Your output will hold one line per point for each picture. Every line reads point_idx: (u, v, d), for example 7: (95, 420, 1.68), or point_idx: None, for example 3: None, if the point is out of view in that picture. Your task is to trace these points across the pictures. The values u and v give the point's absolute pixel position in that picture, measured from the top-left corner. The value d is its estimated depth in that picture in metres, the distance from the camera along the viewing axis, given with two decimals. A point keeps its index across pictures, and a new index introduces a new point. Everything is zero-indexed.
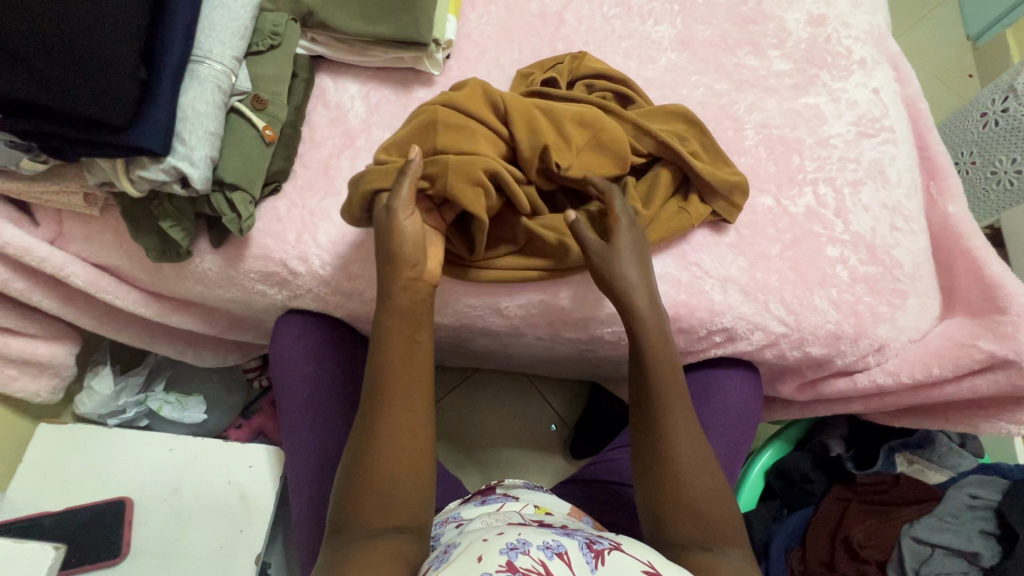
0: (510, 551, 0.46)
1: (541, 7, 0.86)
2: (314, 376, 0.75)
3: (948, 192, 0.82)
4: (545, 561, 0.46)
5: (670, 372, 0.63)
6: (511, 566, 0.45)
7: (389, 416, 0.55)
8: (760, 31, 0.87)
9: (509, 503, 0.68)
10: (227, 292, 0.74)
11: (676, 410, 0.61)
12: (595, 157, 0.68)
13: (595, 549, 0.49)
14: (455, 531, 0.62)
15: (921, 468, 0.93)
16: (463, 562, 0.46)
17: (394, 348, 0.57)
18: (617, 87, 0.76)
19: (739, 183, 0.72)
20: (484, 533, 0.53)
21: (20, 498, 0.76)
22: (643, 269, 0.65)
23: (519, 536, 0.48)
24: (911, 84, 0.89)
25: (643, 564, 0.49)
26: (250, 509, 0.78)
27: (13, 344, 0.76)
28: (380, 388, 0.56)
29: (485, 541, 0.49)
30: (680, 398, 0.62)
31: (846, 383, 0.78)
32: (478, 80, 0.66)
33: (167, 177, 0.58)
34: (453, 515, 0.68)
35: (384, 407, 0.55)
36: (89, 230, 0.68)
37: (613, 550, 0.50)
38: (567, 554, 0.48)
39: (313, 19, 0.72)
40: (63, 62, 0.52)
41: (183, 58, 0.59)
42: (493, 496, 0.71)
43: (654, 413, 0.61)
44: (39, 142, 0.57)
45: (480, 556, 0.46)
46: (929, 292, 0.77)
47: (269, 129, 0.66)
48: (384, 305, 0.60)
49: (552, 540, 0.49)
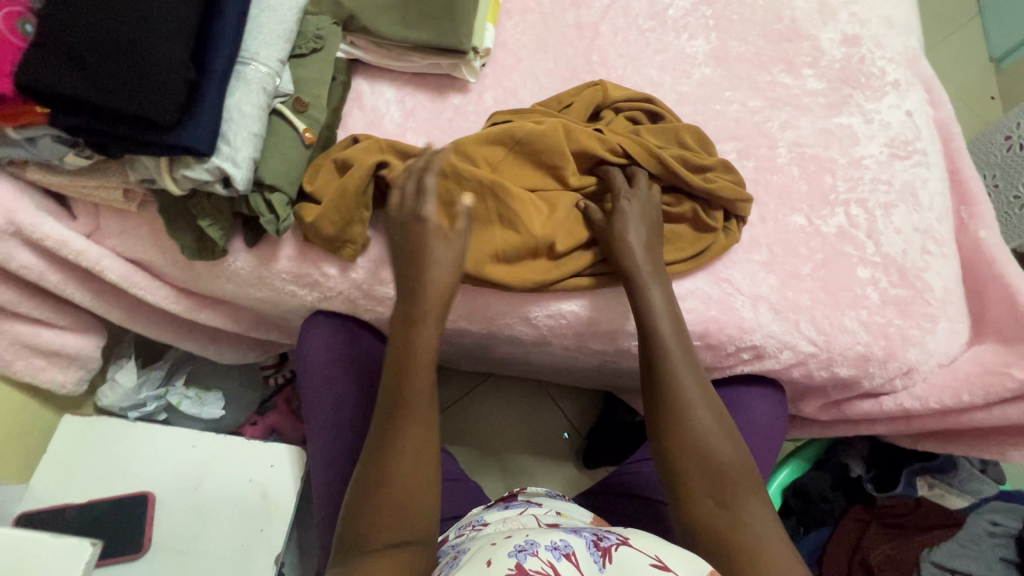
0: (518, 554, 0.47)
1: (576, 18, 0.86)
2: (346, 378, 0.76)
3: (979, 217, 0.82)
4: (553, 562, 0.46)
5: (676, 334, 0.64)
6: (519, 568, 0.45)
7: (404, 434, 0.54)
8: (794, 49, 0.87)
9: (532, 508, 0.69)
10: (257, 292, 0.74)
11: (690, 384, 0.61)
12: (520, 170, 0.70)
13: (602, 547, 0.49)
14: (470, 535, 0.62)
15: (942, 493, 0.91)
16: (472, 566, 0.47)
17: (414, 359, 0.57)
18: (645, 105, 0.77)
19: (746, 198, 0.73)
20: (493, 537, 0.54)
21: (44, 489, 0.76)
22: (649, 235, 0.67)
23: (527, 538, 0.49)
24: (944, 107, 0.89)
25: (650, 558, 0.48)
26: (270, 508, 0.78)
27: (42, 335, 0.76)
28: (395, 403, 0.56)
29: (494, 546, 0.50)
30: (687, 361, 0.63)
31: (870, 405, 0.78)
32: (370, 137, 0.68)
33: (211, 177, 0.59)
34: (477, 519, 0.68)
35: (400, 418, 0.55)
36: (126, 225, 0.69)
37: (621, 545, 0.49)
38: (575, 555, 0.48)
39: (354, 23, 0.73)
40: (116, 62, 0.53)
41: (231, 59, 0.59)
42: (515, 502, 0.71)
43: (661, 382, 0.62)
44: (86, 139, 0.57)
45: (489, 561, 0.47)
46: (959, 317, 0.76)
47: (309, 131, 0.66)
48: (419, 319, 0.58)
49: (559, 540, 0.49)
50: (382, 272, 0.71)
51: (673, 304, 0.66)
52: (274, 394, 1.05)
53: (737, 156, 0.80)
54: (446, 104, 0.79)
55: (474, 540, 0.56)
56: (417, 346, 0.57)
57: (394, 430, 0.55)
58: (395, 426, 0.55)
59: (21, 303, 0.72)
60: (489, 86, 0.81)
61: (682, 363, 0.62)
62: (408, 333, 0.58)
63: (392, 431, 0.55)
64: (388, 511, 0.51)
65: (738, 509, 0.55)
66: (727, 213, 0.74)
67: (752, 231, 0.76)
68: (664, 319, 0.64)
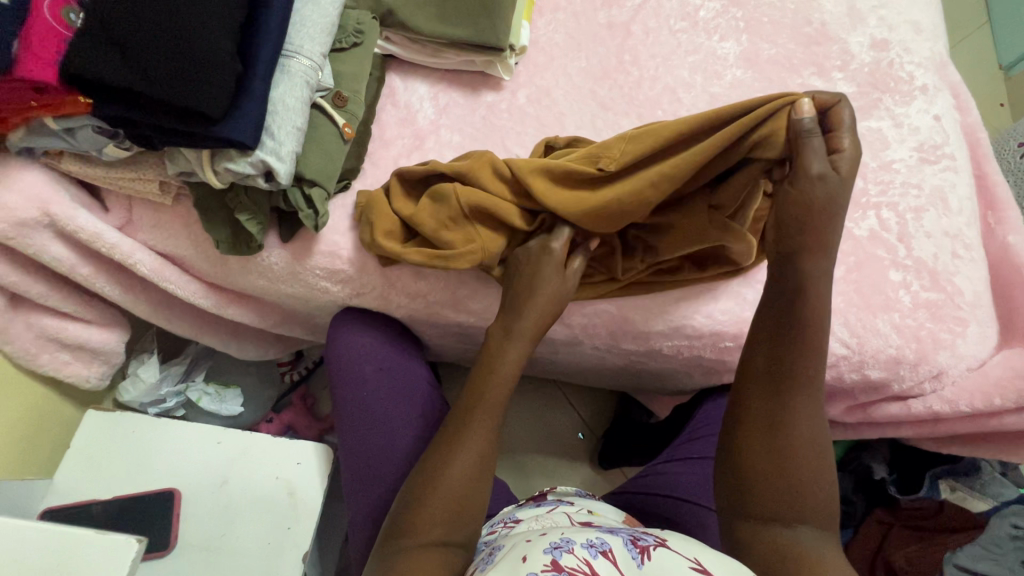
0: (554, 550, 0.47)
1: (608, 17, 0.86)
2: (372, 375, 0.76)
3: (1007, 223, 0.82)
4: (590, 560, 0.46)
5: (803, 352, 0.56)
6: (556, 565, 0.45)
7: (464, 449, 0.56)
8: (824, 52, 0.87)
9: (563, 505, 0.69)
10: (289, 288, 0.73)
11: (801, 408, 0.56)
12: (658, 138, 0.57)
13: (640, 545, 0.49)
14: (502, 533, 0.62)
15: (964, 496, 0.90)
16: (509, 563, 0.48)
17: (493, 372, 0.60)
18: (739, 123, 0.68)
19: None
20: (527, 534, 0.54)
21: (69, 485, 0.76)
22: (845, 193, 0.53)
23: (563, 536, 0.49)
24: (971, 112, 0.89)
25: (690, 560, 0.47)
26: (297, 506, 0.77)
27: (68, 329, 0.75)
28: (461, 415, 0.59)
29: (529, 542, 0.50)
30: (807, 386, 0.57)
31: (899, 408, 0.78)
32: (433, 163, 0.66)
33: (253, 170, 0.58)
34: (510, 516, 0.68)
35: (466, 426, 0.58)
36: (160, 218, 0.68)
37: (659, 546, 0.49)
38: (611, 552, 0.48)
39: (392, 18, 0.73)
40: (164, 53, 0.52)
41: (276, 51, 0.58)
42: (547, 501, 0.72)
43: (780, 398, 0.57)
44: (128, 131, 0.57)
45: (524, 557, 0.47)
46: (989, 321, 0.77)
47: (349, 126, 0.66)
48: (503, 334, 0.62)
49: (595, 538, 0.49)
50: (419, 270, 0.71)
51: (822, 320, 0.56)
52: (289, 391, 1.05)
53: None
54: (479, 101, 0.79)
55: (509, 537, 0.56)
56: (501, 366, 0.60)
57: (458, 432, 0.57)
58: (463, 433, 0.57)
59: (49, 296, 0.71)
60: (523, 84, 0.81)
61: (804, 391, 0.57)
62: (502, 343, 0.62)
63: (455, 434, 0.57)
64: (439, 510, 0.53)
65: (796, 526, 0.54)
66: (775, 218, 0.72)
67: None
68: (799, 335, 0.56)
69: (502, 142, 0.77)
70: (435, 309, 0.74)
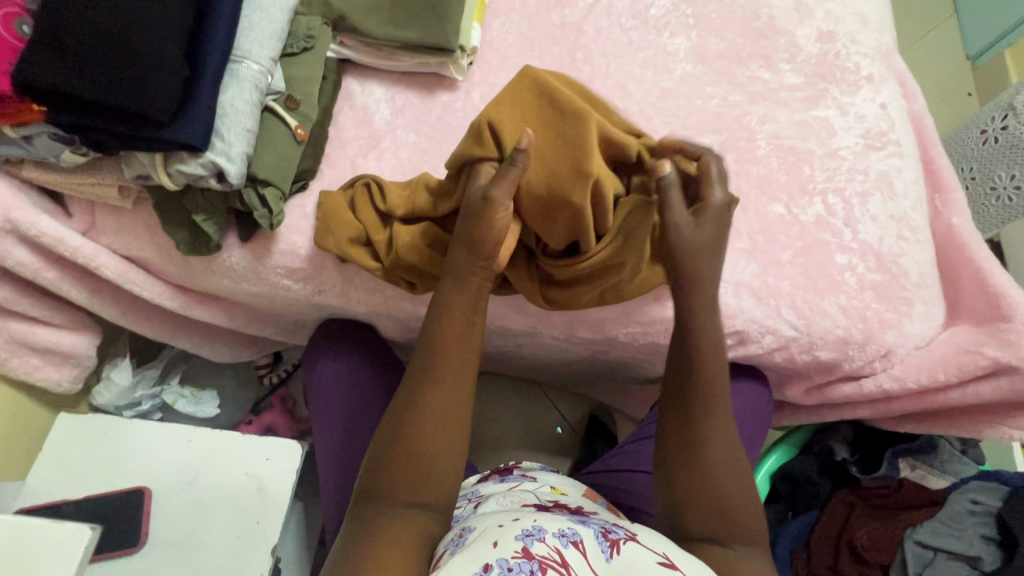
0: (525, 538, 0.48)
1: (561, 18, 0.89)
2: (349, 383, 0.82)
3: (952, 205, 0.84)
4: (560, 549, 0.47)
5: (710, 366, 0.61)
6: (527, 552, 0.46)
7: (416, 424, 0.54)
8: (772, 46, 0.89)
9: (526, 481, 0.72)
10: (252, 287, 0.75)
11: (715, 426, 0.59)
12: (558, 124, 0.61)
13: (610, 539, 0.50)
14: (471, 509, 0.63)
15: (924, 474, 0.96)
16: (478, 544, 0.48)
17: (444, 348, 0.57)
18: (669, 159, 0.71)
19: None
20: (497, 517, 0.54)
21: (42, 486, 0.78)
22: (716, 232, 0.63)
23: (535, 523, 0.49)
24: (917, 100, 0.92)
25: (658, 555, 0.50)
26: (266, 500, 0.79)
27: (37, 333, 0.77)
28: (413, 394, 0.56)
29: (501, 527, 0.50)
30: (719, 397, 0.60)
31: (852, 388, 0.80)
32: (369, 191, 0.70)
33: (205, 171, 0.60)
34: (474, 491, 0.70)
35: (421, 402, 0.55)
36: (121, 222, 0.70)
37: (629, 540, 0.51)
38: (582, 544, 0.49)
39: (344, 23, 0.76)
40: (112, 60, 0.54)
41: (224, 57, 0.61)
42: (511, 475, 0.75)
43: (697, 412, 0.60)
44: (81, 135, 0.59)
45: (496, 541, 0.48)
46: (934, 300, 0.79)
47: (301, 128, 0.68)
48: (449, 284, 0.59)
49: (567, 529, 0.50)
50: None
51: (715, 344, 0.61)
52: (268, 394, 1.07)
53: (718, 149, 0.82)
54: (434, 101, 0.81)
55: (478, 517, 0.56)
56: (453, 347, 0.57)
57: (425, 385, 0.56)
58: (416, 408, 0.55)
59: (17, 301, 0.74)
60: (477, 84, 0.83)
61: (718, 410, 0.60)
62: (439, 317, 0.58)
63: (421, 390, 0.56)
64: (400, 474, 0.53)
65: (731, 545, 0.56)
66: None
67: (733, 220, 0.78)
68: (700, 349, 0.61)
69: (457, 140, 0.79)
70: (395, 303, 0.76)
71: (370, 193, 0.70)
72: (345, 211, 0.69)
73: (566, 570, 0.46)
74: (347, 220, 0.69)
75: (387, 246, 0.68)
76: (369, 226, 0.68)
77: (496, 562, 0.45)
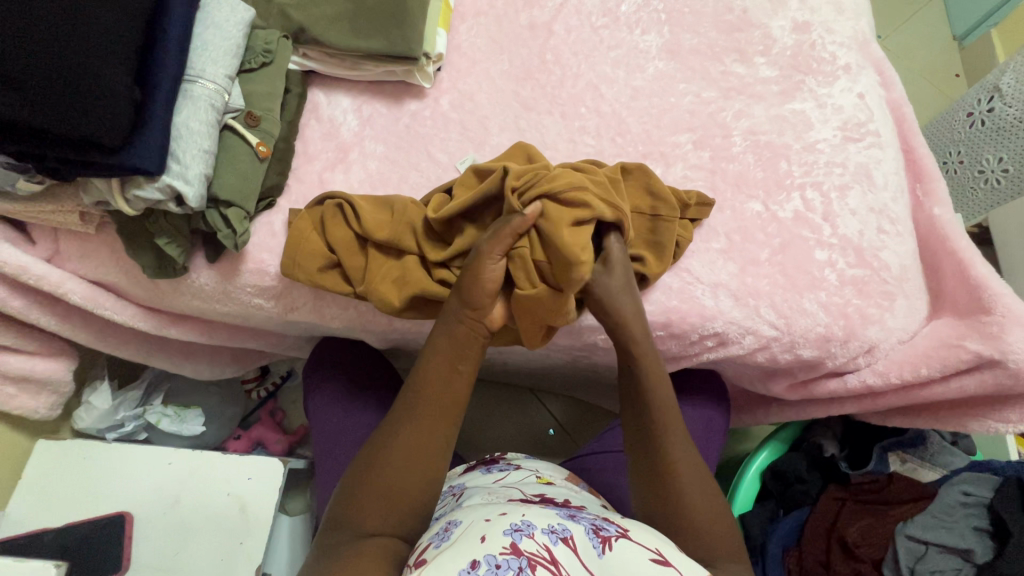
0: (514, 533, 0.47)
1: (530, 19, 0.87)
2: (349, 393, 0.88)
3: (934, 195, 0.83)
4: (550, 546, 0.47)
5: (664, 398, 0.63)
6: (515, 548, 0.45)
7: (391, 451, 0.56)
8: (746, 39, 0.87)
9: (511, 474, 0.73)
10: (223, 307, 0.74)
11: (680, 446, 0.61)
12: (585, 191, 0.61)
13: (602, 535, 0.49)
14: (456, 502, 0.64)
15: (914, 467, 0.95)
16: (465, 542, 0.47)
17: (429, 383, 0.59)
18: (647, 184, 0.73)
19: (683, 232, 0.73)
20: (485, 509, 0.53)
21: (20, 514, 0.77)
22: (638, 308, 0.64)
23: (524, 518, 0.49)
24: (896, 88, 0.90)
25: (651, 551, 0.49)
26: (248, 521, 0.78)
27: (10, 362, 0.77)
28: (393, 421, 0.58)
29: (488, 521, 0.49)
30: (675, 425, 0.62)
31: (837, 384, 0.79)
32: (332, 200, 0.69)
33: (162, 195, 0.59)
34: (458, 486, 0.71)
35: (395, 422, 0.58)
36: (86, 248, 0.69)
37: (621, 537, 0.50)
38: (572, 539, 0.48)
39: (304, 35, 0.74)
40: (58, 86, 0.53)
41: (177, 78, 0.60)
42: (497, 466, 0.76)
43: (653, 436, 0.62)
44: (35, 164, 0.58)
45: (483, 536, 0.47)
46: (917, 293, 0.78)
47: (263, 145, 0.67)
48: (442, 328, 0.61)
49: (557, 524, 0.49)
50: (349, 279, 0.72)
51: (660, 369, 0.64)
52: (257, 407, 1.08)
53: (693, 147, 0.81)
54: (402, 110, 0.80)
55: (466, 510, 0.56)
56: (435, 382, 0.59)
57: (402, 420, 0.58)
58: (395, 426, 0.58)
59: None
60: (445, 90, 0.82)
61: (674, 439, 0.62)
62: (423, 356, 0.60)
63: (397, 424, 0.58)
64: (373, 502, 0.54)
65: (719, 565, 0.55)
66: (667, 243, 0.71)
67: (709, 219, 0.77)
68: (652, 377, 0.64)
69: (427, 149, 0.78)
70: (369, 317, 0.75)
71: (331, 204, 0.69)
72: (310, 232, 0.68)
73: (556, 567, 0.45)
74: (313, 240, 0.68)
75: (361, 272, 0.67)
76: (340, 242, 0.67)
77: (483, 559, 0.45)
